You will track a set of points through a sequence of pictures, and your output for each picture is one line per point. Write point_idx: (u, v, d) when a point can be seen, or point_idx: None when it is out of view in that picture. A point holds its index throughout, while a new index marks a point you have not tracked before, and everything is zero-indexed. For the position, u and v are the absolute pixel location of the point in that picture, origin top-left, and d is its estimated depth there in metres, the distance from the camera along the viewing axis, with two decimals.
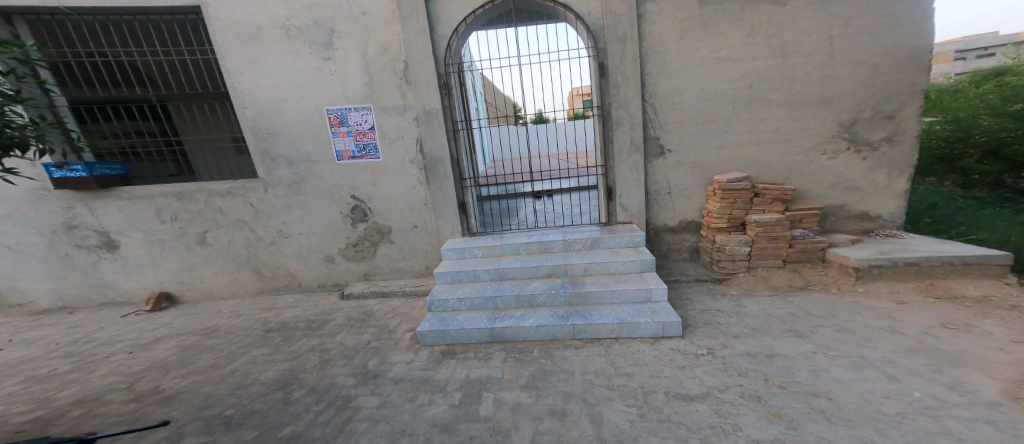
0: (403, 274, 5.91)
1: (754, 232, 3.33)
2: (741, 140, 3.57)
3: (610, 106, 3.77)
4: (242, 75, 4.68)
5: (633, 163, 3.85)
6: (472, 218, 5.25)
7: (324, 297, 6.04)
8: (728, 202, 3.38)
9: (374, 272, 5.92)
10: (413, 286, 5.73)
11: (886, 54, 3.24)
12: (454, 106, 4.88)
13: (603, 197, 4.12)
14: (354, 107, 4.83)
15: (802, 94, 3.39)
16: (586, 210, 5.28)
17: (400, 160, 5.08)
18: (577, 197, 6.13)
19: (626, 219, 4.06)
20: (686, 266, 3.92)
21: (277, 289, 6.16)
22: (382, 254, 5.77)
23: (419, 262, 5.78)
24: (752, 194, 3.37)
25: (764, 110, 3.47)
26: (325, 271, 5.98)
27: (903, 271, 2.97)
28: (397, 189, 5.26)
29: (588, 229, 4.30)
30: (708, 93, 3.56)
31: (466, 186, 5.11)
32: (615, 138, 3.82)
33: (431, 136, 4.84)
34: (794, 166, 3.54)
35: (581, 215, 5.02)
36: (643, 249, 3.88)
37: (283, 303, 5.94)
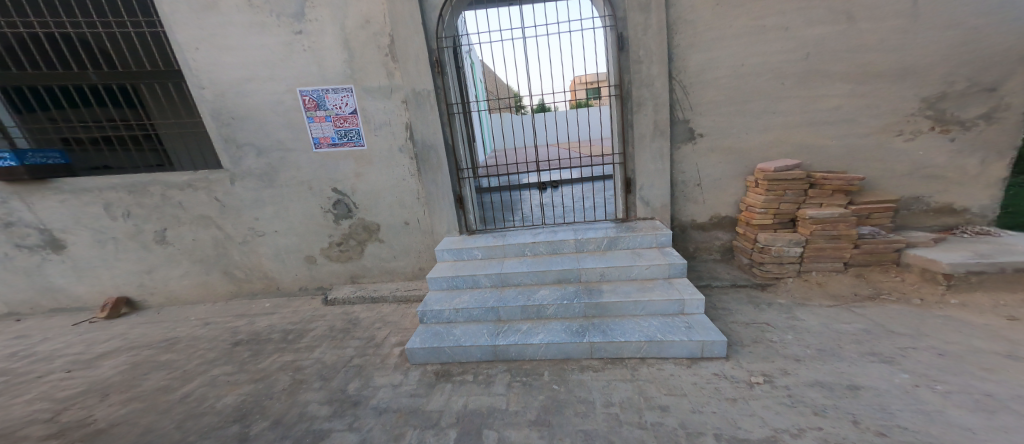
0: (394, 276, 5.36)
1: (809, 230, 2.82)
2: (789, 122, 3.06)
3: (630, 85, 3.22)
4: (198, 50, 4.04)
5: (657, 151, 3.31)
6: (470, 214, 4.69)
7: (307, 301, 5.46)
8: (776, 195, 2.87)
9: (362, 274, 5.37)
10: (405, 290, 5.16)
11: (985, 14, 2.71)
12: (447, 89, 4.26)
13: (620, 190, 3.60)
14: (334, 88, 4.20)
15: (865, 68, 2.88)
16: (602, 203, 4.73)
17: (388, 148, 4.48)
18: (589, 189, 5.60)
19: (648, 215, 3.54)
20: (716, 267, 3.43)
21: (253, 293, 5.56)
22: (371, 254, 5.21)
23: (412, 263, 5.22)
24: (807, 185, 2.86)
25: (822, 86, 2.95)
26: (308, 272, 5.41)
27: (1011, 279, 2.47)
28: (385, 182, 4.66)
29: (602, 226, 3.77)
30: (750, 68, 3.00)
31: (463, 178, 4.54)
32: (637, 123, 3.28)
33: (421, 123, 4.24)
34: (858, 152, 3.05)
35: (594, 209, 4.50)
36: (671, 252, 3.36)
37: (259, 309, 5.35)
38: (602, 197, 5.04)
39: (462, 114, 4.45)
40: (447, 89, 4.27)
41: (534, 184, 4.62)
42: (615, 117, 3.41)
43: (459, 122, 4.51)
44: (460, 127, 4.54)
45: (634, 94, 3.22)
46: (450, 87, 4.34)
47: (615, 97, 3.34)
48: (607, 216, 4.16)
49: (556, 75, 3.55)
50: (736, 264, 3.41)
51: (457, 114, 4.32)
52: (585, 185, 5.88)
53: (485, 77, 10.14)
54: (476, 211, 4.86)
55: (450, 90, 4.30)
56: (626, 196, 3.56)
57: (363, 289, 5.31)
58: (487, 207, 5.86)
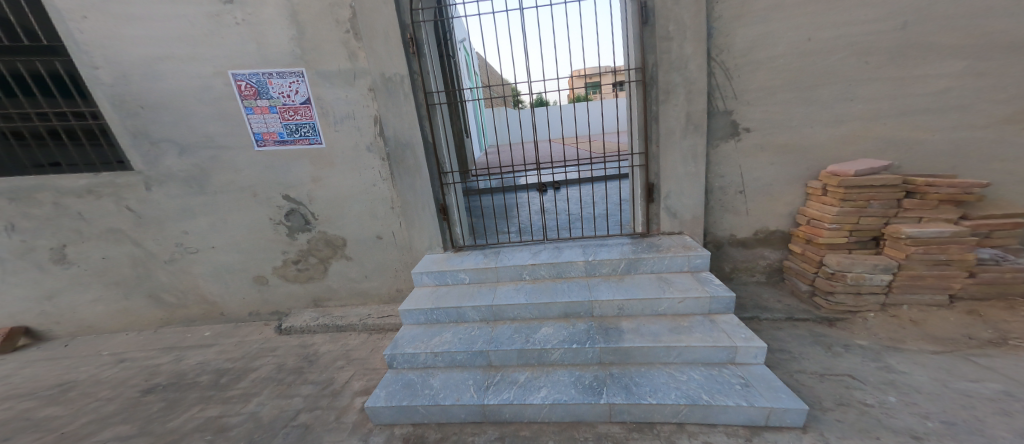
0: (366, 299, 4.54)
1: (906, 253, 2.26)
2: (869, 112, 2.43)
3: (655, 68, 2.55)
4: (87, 20, 3.12)
5: (689, 150, 2.64)
6: (456, 227, 3.91)
7: (257, 329, 4.58)
8: (855, 206, 2.30)
9: (326, 297, 4.55)
10: (378, 317, 4.35)
11: None
12: (426, 75, 3.48)
13: (640, 199, 2.92)
14: (277, 72, 3.32)
15: (976, 42, 2.25)
16: (614, 210, 4.06)
17: (353, 146, 3.64)
18: (598, 193, 4.94)
19: (675, 230, 2.88)
20: (763, 293, 2.78)
21: (190, 320, 4.65)
22: (336, 273, 4.37)
23: (387, 284, 4.40)
24: (902, 193, 2.29)
25: (922, 63, 2.31)
26: (258, 295, 4.52)
27: None
28: (349, 187, 3.82)
29: (616, 243, 3.11)
30: (819, 45, 2.36)
31: (447, 183, 3.75)
32: (665, 115, 2.60)
33: (393, 117, 3.45)
34: (967, 148, 2.43)
35: (606, 218, 3.82)
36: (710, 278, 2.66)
37: (196, 340, 4.44)
38: (616, 202, 4.35)
39: (443, 106, 3.68)
40: (426, 75, 3.48)
41: (527, 195, 3.83)
42: (635, 110, 2.73)
43: (440, 116, 3.74)
44: (442, 122, 3.76)
45: (662, 78, 2.54)
46: (429, 73, 3.55)
47: (636, 84, 2.66)
48: (620, 229, 3.48)
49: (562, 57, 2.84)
50: (787, 289, 2.77)
51: (437, 106, 3.53)
52: (591, 188, 5.21)
53: (474, 70, 9.36)
54: (463, 224, 4.09)
55: (428, 77, 3.51)
56: (647, 207, 2.89)
57: (325, 315, 4.49)
58: (478, 215, 5.11)
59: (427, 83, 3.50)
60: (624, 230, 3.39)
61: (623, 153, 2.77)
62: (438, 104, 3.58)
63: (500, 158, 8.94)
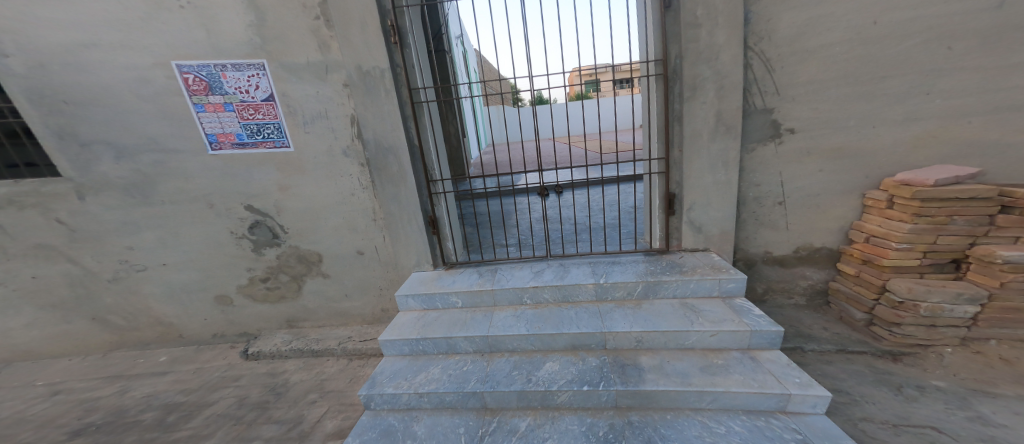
0: (347, 320, 4.05)
1: (1000, 279, 1.91)
2: (942, 110, 2.04)
3: (679, 60, 2.17)
4: None
5: (717, 156, 2.26)
6: (447, 242, 3.47)
7: (220, 354, 4.05)
8: (932, 224, 1.97)
9: (301, 318, 4.04)
10: (359, 341, 3.85)
11: None
12: (411, 70, 3.01)
13: (658, 211, 2.58)
14: (233, 63, 2.82)
15: None
16: (628, 217, 3.66)
17: (325, 150, 3.14)
18: (607, 196, 4.52)
19: (701, 247, 2.52)
20: (805, 319, 2.39)
21: (144, 344, 4.10)
22: (312, 292, 3.88)
23: (370, 303, 3.91)
24: (996, 208, 1.95)
25: (1016, 49, 1.90)
26: (221, 316, 3.99)
27: None
28: (322, 197, 3.33)
29: (629, 261, 2.76)
30: (883, 29, 1.97)
31: (437, 193, 3.30)
32: (691, 114, 2.21)
33: (372, 117, 2.98)
34: None
35: (617, 229, 3.42)
36: (747, 306, 2.26)
37: (148, 367, 3.90)
38: (629, 207, 3.94)
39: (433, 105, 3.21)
40: (411, 69, 3.01)
41: (530, 205, 3.41)
42: (655, 109, 2.37)
43: (429, 116, 3.27)
44: (431, 123, 3.28)
45: (687, 72, 2.15)
46: (417, 66, 3.06)
47: (655, 80, 2.31)
48: (635, 244, 3.09)
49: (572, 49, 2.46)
50: (835, 316, 2.40)
51: (424, 105, 3.07)
52: (599, 191, 4.77)
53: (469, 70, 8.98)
54: (456, 238, 3.66)
55: (414, 71, 3.02)
56: (666, 220, 2.55)
57: (299, 338, 3.97)
58: (475, 224, 4.67)
59: (412, 78, 3.02)
60: (640, 245, 3.00)
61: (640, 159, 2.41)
62: (426, 103, 3.12)
63: (499, 160, 8.48)
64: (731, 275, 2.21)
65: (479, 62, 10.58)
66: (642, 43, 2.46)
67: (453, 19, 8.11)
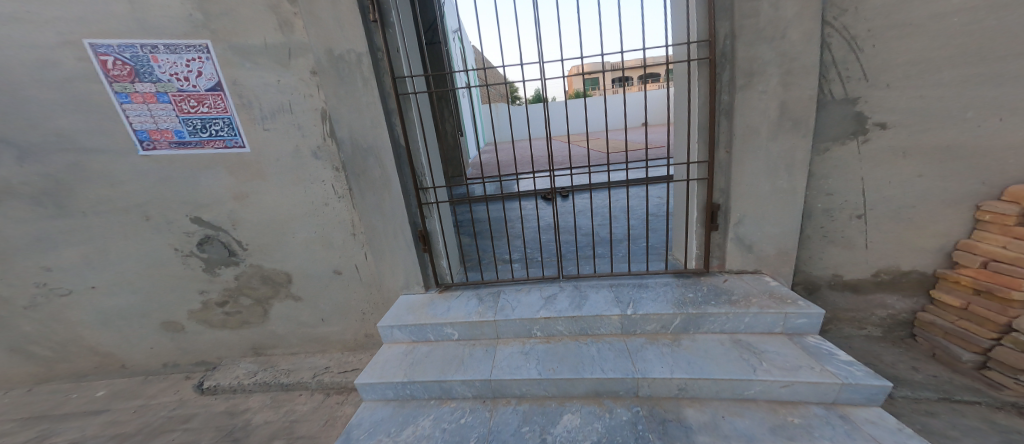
0: (325, 346, 3.47)
1: None
2: None
3: (730, 40, 1.72)
4: None
5: (775, 157, 1.79)
6: (442, 260, 2.95)
7: (170, 386, 3.42)
8: None
9: (269, 344, 3.45)
10: (338, 371, 3.28)
11: None
12: (398, 52, 2.37)
13: (697, 225, 2.15)
14: (168, 44, 2.19)
15: None
16: (650, 228, 3.22)
17: (290, 154, 2.48)
18: (621, 201, 4.06)
19: (753, 269, 2.12)
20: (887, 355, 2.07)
21: (79, 375, 3.46)
22: (282, 315, 3.30)
23: (352, 327, 3.35)
24: None
25: None
26: (170, 344, 3.37)
27: None
28: (287, 207, 2.67)
29: (659, 284, 2.36)
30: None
31: (429, 204, 2.76)
32: (746, 108, 1.75)
33: (346, 112, 2.36)
34: None
35: (639, 242, 2.99)
36: (825, 347, 1.82)
37: (79, 406, 3.27)
38: (648, 215, 3.51)
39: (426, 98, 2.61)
40: (397, 51, 2.36)
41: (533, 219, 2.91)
42: (693, 103, 1.92)
43: (421, 110, 2.66)
44: (425, 118, 2.68)
45: (741, 55, 1.70)
46: (406, 47, 2.43)
47: (697, 66, 1.84)
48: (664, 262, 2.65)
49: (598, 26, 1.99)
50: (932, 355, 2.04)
51: (414, 97, 2.45)
52: (610, 195, 4.31)
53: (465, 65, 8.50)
54: (451, 254, 3.15)
55: (403, 54, 2.38)
56: (708, 236, 2.12)
57: (266, 369, 3.37)
58: (472, 234, 4.17)
59: (398, 63, 2.38)
60: (671, 264, 2.55)
61: (674, 164, 1.95)
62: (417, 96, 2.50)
63: (496, 160, 7.98)
64: (800, 309, 1.84)
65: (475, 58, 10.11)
66: (675, 26, 2.04)
67: (447, 9, 7.56)
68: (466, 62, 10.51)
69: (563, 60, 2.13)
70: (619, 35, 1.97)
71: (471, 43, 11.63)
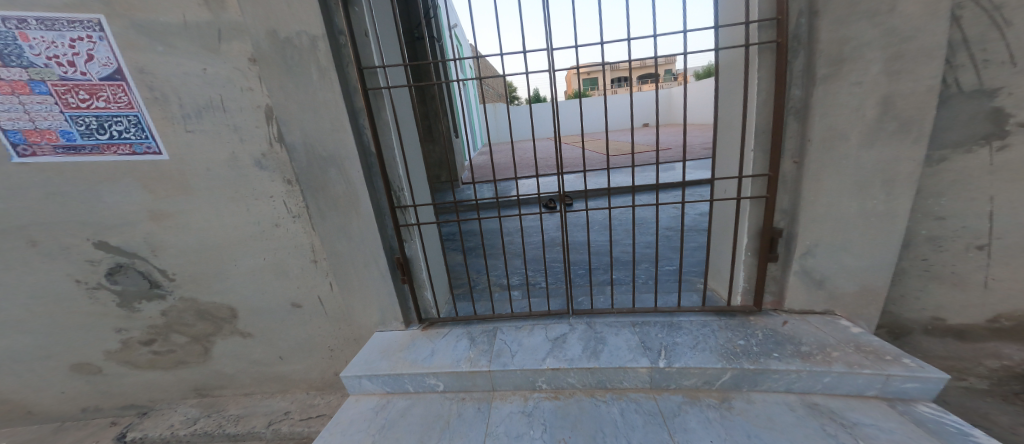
0: (284, 387, 2.88)
1: None
2: None
3: (807, 16, 1.27)
4: None
5: (863, 175, 1.34)
6: (427, 291, 2.41)
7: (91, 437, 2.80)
8: None
9: (214, 386, 2.84)
10: (299, 420, 2.70)
11: None
12: (364, 32, 1.73)
13: (748, 254, 1.70)
14: (42, 18, 1.62)
15: None
16: (670, 250, 2.78)
17: (213, 167, 1.86)
18: (632, 215, 3.59)
19: (821, 309, 1.71)
20: None
21: None
22: (230, 354, 2.71)
23: (318, 366, 2.77)
24: None
25: None
26: (86, 387, 2.74)
27: None
28: (219, 233, 2.09)
29: (697, 324, 1.92)
30: None
31: (411, 229, 2.14)
32: (830, 106, 1.29)
33: (296, 110, 1.71)
34: None
35: (665, 270, 2.53)
36: (949, 423, 1.35)
37: None
38: (665, 232, 3.06)
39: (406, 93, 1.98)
40: (362, 31, 1.73)
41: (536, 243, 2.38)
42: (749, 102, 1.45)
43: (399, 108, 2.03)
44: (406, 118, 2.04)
45: (823, 35, 1.25)
46: (377, 24, 1.79)
47: (756, 53, 1.39)
48: (700, 296, 2.19)
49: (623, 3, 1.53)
50: None
51: (388, 93, 1.81)
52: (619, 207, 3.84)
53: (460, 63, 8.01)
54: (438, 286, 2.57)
55: (372, 34, 1.73)
56: (764, 268, 1.68)
57: (210, 416, 2.76)
58: (463, 250, 3.64)
59: (364, 47, 1.74)
60: (708, 301, 2.09)
61: (718, 180, 1.52)
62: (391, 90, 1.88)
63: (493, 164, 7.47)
64: (911, 372, 1.40)
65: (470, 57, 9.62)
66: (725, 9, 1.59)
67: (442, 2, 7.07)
68: (462, 59, 10.02)
69: (580, 47, 1.65)
70: (651, 13, 1.52)
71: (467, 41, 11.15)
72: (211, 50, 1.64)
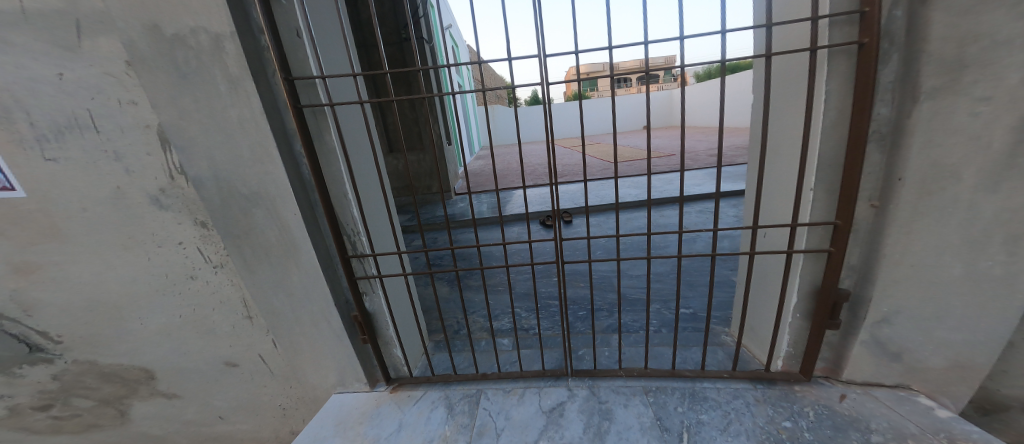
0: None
1: None
2: None
3: (906, 5, 0.92)
4: None
5: (983, 224, 0.98)
6: (395, 348, 1.94)
7: None
8: None
9: None
10: None
11: None
12: (295, 29, 1.14)
13: (798, 317, 1.36)
14: None
15: None
16: (691, 288, 2.36)
17: (89, 205, 1.36)
18: (641, 238, 3.15)
19: (891, 382, 1.35)
20: None
21: None
22: (153, 416, 2.18)
23: (264, 429, 2.26)
24: None
25: None
26: None
27: None
28: (115, 287, 1.60)
29: (727, 392, 1.54)
30: None
31: (371, 280, 1.63)
32: (937, 130, 0.95)
33: (200, 136, 1.19)
34: None
35: (685, 316, 2.13)
36: None
37: None
38: (688, 267, 2.59)
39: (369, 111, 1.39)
40: (290, 26, 1.14)
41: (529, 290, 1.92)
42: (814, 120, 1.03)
43: (356, 129, 1.45)
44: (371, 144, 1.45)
45: (936, 30, 0.90)
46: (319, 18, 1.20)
47: (827, 57, 0.98)
48: (729, 354, 1.81)
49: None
50: None
51: (333, 113, 1.24)
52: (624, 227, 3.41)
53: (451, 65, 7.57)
54: (411, 337, 2.08)
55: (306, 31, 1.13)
56: (818, 336, 1.32)
57: None
58: (444, 281, 3.08)
59: (294, 51, 1.16)
60: (738, 361, 1.72)
61: (761, 227, 1.17)
62: (341, 109, 1.30)
63: (483, 172, 7.03)
64: None
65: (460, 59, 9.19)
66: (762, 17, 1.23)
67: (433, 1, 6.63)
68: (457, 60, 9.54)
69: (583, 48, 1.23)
70: (675, 10, 1.13)
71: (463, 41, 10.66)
72: (70, 48, 1.15)
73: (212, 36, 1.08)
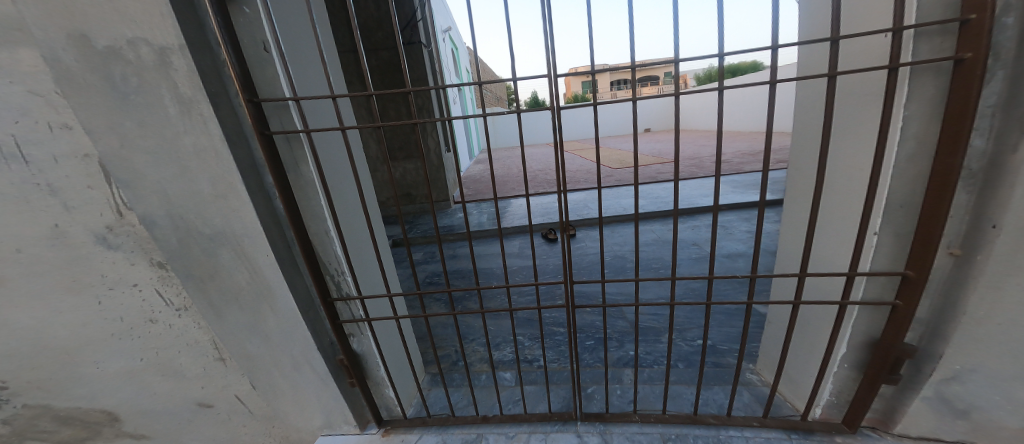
0: None
1: None
2: None
3: (1020, 12, 0.76)
4: None
5: None
6: (387, 390, 1.72)
7: None
8: None
9: None
10: None
11: None
12: (261, 42, 0.96)
13: (848, 366, 1.19)
14: None
15: None
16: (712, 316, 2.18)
17: (23, 244, 1.16)
18: (651, 255, 2.96)
19: (952, 438, 1.11)
20: None
21: None
22: None
23: None
24: None
25: None
26: None
27: None
28: (61, 331, 1.39)
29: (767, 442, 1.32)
30: None
31: (359, 322, 1.44)
32: None
33: (145, 169, 0.97)
34: None
35: (703, 351, 1.96)
36: None
37: None
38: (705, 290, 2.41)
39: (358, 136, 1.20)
40: (255, 40, 0.96)
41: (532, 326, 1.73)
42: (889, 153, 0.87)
43: (338, 157, 1.26)
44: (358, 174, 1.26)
45: None
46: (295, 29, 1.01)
47: (910, 75, 0.82)
48: (758, 395, 1.62)
49: (669, 6, 0.94)
50: None
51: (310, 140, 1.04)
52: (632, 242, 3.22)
53: (450, 68, 7.38)
54: (405, 376, 1.88)
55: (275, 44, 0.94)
56: (870, 390, 1.14)
57: None
58: (442, 303, 2.77)
59: (260, 68, 0.98)
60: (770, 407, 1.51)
61: (809, 275, 1.02)
62: (319, 134, 1.11)
63: (482, 179, 6.84)
64: None
65: (458, 62, 9.00)
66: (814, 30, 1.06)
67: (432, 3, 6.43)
68: (458, 63, 9.33)
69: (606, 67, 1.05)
70: (715, 22, 0.93)
71: (464, 44, 10.47)
72: None
73: (157, 50, 0.89)
